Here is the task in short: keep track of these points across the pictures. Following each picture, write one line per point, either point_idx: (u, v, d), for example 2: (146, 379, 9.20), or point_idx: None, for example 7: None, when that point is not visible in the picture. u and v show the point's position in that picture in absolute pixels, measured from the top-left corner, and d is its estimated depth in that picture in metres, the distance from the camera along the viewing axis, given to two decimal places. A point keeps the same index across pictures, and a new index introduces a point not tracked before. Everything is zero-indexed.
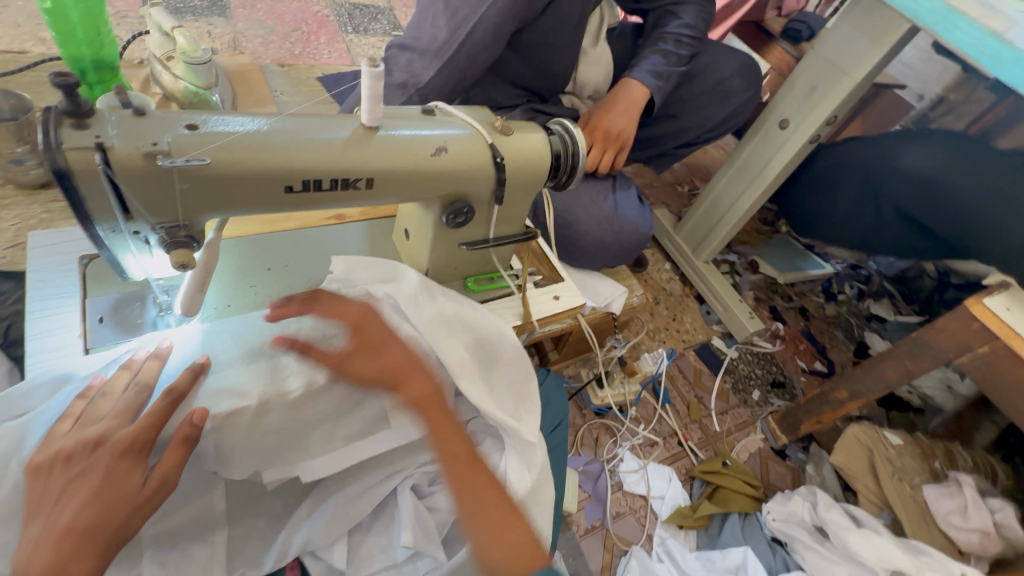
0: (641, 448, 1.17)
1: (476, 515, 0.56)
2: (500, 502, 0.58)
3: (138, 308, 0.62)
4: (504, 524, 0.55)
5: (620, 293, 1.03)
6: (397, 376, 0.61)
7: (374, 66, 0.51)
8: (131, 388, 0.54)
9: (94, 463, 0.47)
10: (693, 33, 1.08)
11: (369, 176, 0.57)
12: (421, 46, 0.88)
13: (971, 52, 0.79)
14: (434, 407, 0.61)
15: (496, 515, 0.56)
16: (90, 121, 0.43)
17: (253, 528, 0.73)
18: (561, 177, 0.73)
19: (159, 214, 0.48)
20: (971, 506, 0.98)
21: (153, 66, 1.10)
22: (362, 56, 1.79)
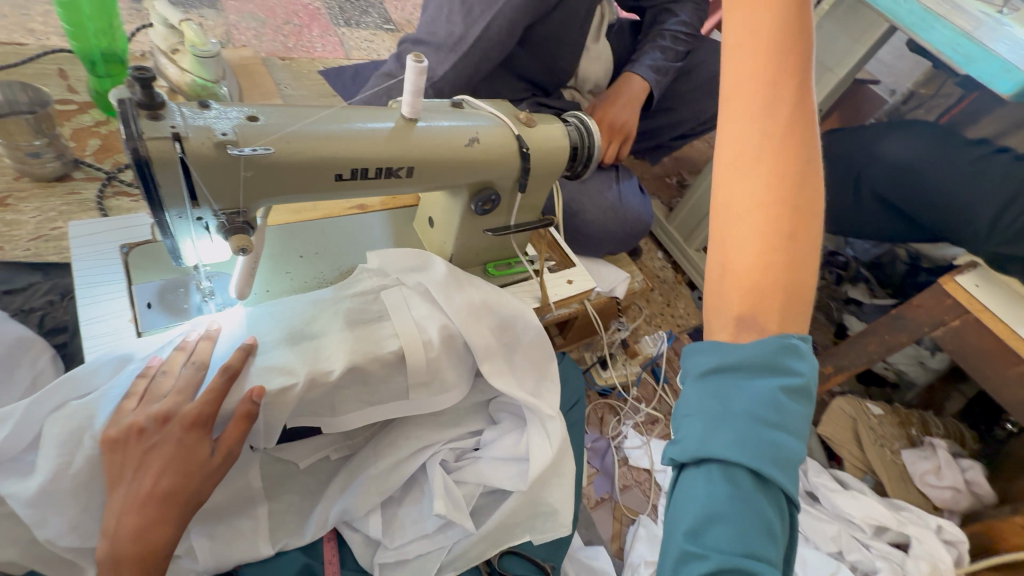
0: (643, 425, 1.24)
1: (733, 249, 0.44)
2: (789, 283, 0.43)
3: (182, 294, 0.65)
4: (766, 300, 0.42)
5: (623, 279, 1.09)
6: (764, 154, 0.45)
7: (418, 62, 0.54)
8: (188, 366, 0.57)
9: (163, 435, 0.52)
10: (689, 30, 1.14)
11: (409, 164, 0.60)
12: (436, 40, 0.91)
13: (946, 51, 0.88)
14: (774, 175, 0.44)
15: (762, 288, 0.42)
16: (163, 113, 0.46)
17: (290, 504, 0.76)
18: (578, 167, 0.77)
19: (222, 200, 0.51)
20: (944, 466, 1.09)
21: (156, 59, 1.10)
22: (356, 49, 1.79)
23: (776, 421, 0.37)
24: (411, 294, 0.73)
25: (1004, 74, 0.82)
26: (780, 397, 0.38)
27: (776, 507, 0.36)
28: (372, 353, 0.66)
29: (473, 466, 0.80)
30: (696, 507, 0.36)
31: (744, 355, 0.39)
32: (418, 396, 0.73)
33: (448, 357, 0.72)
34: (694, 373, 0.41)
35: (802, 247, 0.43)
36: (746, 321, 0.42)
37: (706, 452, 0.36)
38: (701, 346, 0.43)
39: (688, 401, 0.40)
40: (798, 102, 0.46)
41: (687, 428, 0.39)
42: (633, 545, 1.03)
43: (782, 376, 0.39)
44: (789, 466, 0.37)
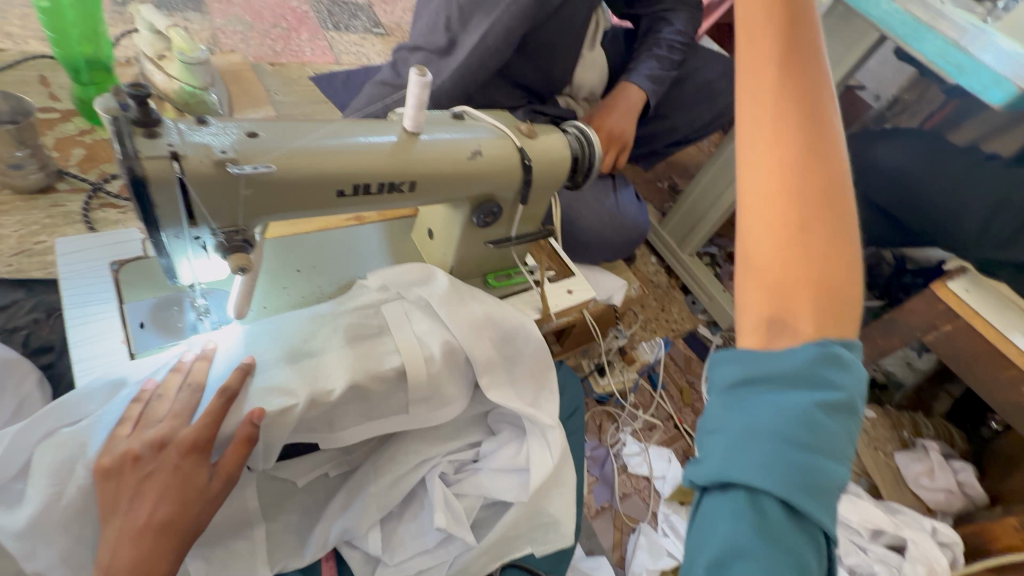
0: (641, 432, 1.24)
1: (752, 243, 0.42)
2: (811, 279, 0.40)
3: (177, 313, 0.63)
4: (795, 297, 0.39)
5: (620, 286, 1.09)
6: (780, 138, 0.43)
7: (423, 75, 0.53)
8: (184, 389, 0.55)
9: (160, 462, 0.50)
10: (684, 38, 1.14)
11: (412, 179, 0.59)
12: (432, 49, 0.90)
13: (939, 62, 0.89)
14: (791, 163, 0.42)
15: (786, 285, 0.40)
16: (160, 131, 0.44)
17: (289, 523, 0.75)
18: (578, 178, 0.77)
19: (220, 219, 0.49)
20: (937, 468, 1.11)
21: (143, 66, 1.07)
22: (346, 53, 1.77)
23: (810, 442, 0.34)
24: (412, 308, 0.71)
25: (994, 85, 0.83)
26: (815, 414, 0.35)
27: (807, 535, 0.34)
28: (372, 370, 0.64)
29: (473, 477, 0.79)
30: (718, 533, 0.34)
31: (774, 368, 0.37)
32: (419, 412, 0.71)
33: (448, 372, 0.71)
34: (720, 386, 0.39)
35: (829, 240, 0.41)
36: (775, 322, 0.39)
37: (730, 477, 0.34)
38: (727, 357, 0.40)
39: (713, 418, 0.38)
40: (812, 93, 0.44)
41: (710, 447, 0.37)
42: (634, 554, 1.03)
43: (818, 390, 0.36)
44: (823, 490, 0.34)
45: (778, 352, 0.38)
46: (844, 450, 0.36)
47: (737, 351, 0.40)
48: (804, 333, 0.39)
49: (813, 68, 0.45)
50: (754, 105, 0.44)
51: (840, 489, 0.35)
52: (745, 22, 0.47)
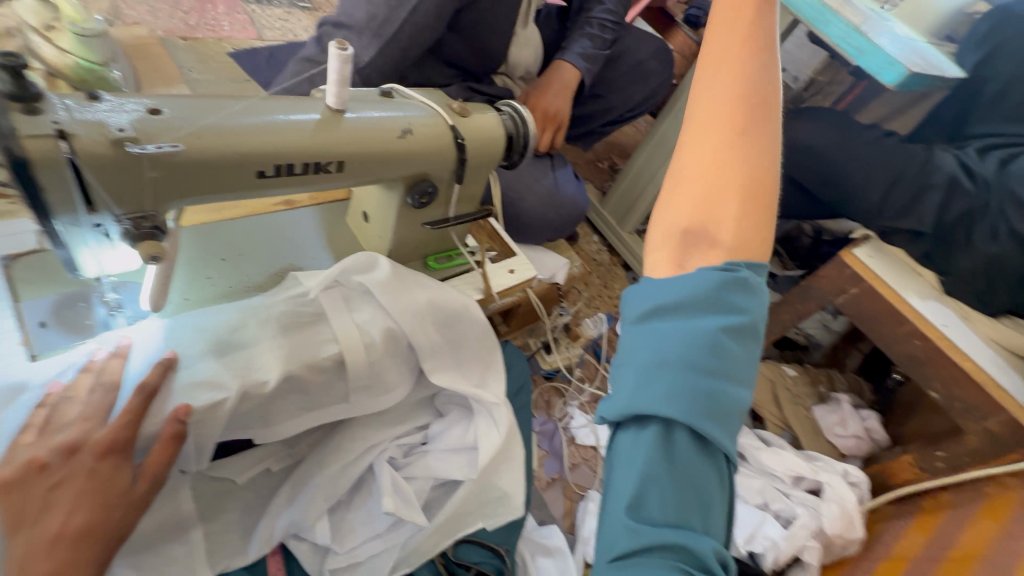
0: (588, 404, 1.28)
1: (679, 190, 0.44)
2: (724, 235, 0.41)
3: (84, 308, 0.58)
4: (703, 244, 0.41)
5: (562, 265, 1.12)
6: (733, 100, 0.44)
7: (342, 48, 0.51)
8: (97, 390, 0.51)
9: (73, 469, 0.47)
10: (615, 18, 1.16)
11: (339, 159, 0.57)
12: (359, 23, 0.86)
13: (841, 44, 0.96)
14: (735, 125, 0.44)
15: (698, 233, 0.42)
16: (41, 107, 0.40)
17: (229, 521, 0.72)
18: (513, 156, 0.77)
19: (125, 204, 0.45)
20: (848, 418, 1.23)
21: (25, 37, 0.95)
22: (269, 28, 1.66)
23: (712, 366, 0.36)
24: (350, 295, 0.70)
25: (887, 66, 0.91)
26: (719, 339, 0.36)
27: (712, 456, 0.35)
28: (308, 359, 0.63)
29: (422, 460, 0.79)
30: (630, 462, 0.35)
31: (682, 297, 0.38)
32: (360, 399, 0.71)
33: (389, 357, 0.71)
34: (634, 318, 0.40)
35: (753, 160, 0.43)
36: (690, 234, 0.42)
37: (639, 400, 0.36)
38: (642, 290, 0.41)
39: (626, 351, 0.39)
40: (768, 34, 0.47)
41: (622, 380, 0.38)
42: (583, 520, 1.07)
43: (723, 315, 0.37)
44: (725, 411, 0.36)
45: (687, 277, 0.39)
46: (746, 371, 0.38)
47: (654, 275, 0.42)
48: (718, 243, 0.41)
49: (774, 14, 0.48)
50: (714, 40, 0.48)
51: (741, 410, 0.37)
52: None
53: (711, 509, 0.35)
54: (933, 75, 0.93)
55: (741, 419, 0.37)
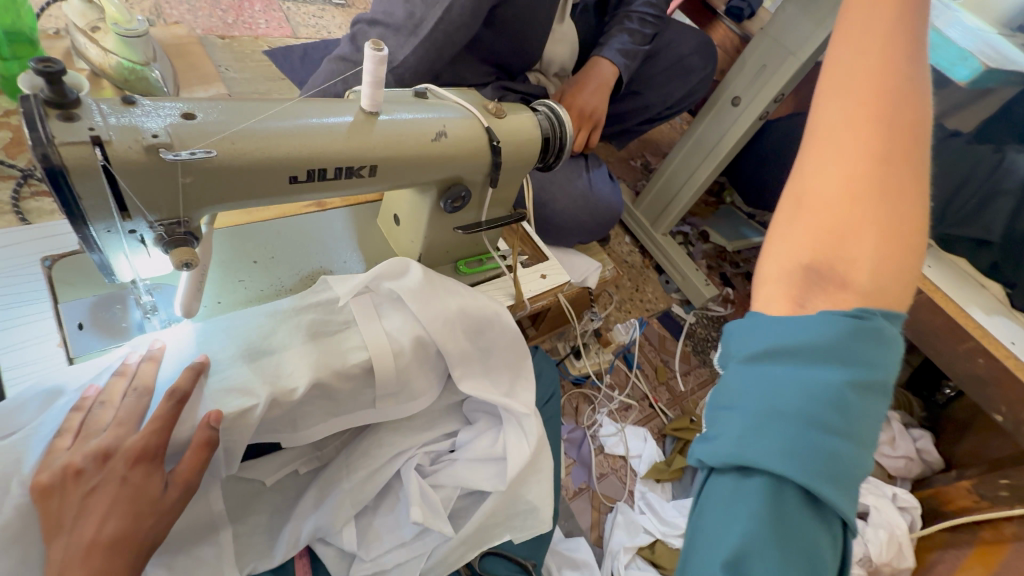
0: (617, 412, 1.25)
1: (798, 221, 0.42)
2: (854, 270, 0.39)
3: (120, 311, 0.59)
4: (831, 276, 0.40)
5: (594, 269, 1.08)
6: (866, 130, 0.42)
7: (377, 49, 0.50)
8: (130, 394, 0.51)
9: (106, 475, 0.46)
10: (656, 12, 1.11)
11: (372, 163, 0.55)
12: (395, 22, 0.84)
13: None
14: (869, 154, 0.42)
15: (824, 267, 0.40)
16: (78, 113, 0.39)
17: (257, 524, 0.72)
18: (549, 159, 0.74)
19: (158, 210, 0.45)
20: (897, 437, 1.15)
21: (74, 38, 0.97)
22: (304, 26, 1.67)
23: (834, 424, 0.35)
24: (381, 302, 0.69)
25: (960, 61, 0.83)
26: (844, 394, 0.35)
27: (823, 517, 0.35)
28: (336, 366, 0.61)
29: (449, 468, 0.77)
30: (733, 511, 0.35)
31: (803, 343, 0.37)
32: (387, 405, 0.69)
33: (417, 364, 0.69)
34: (745, 360, 0.39)
35: (893, 193, 0.41)
36: (815, 271, 0.40)
37: (752, 455, 0.35)
38: (756, 328, 0.40)
39: (733, 393, 0.38)
40: (912, 62, 0.45)
41: (728, 425, 0.37)
42: (612, 531, 1.05)
43: (848, 367, 0.36)
44: (846, 475, 0.35)
45: (808, 318, 0.38)
46: (871, 428, 0.37)
47: (767, 313, 0.41)
48: (851, 281, 0.39)
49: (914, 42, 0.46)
50: (847, 67, 0.46)
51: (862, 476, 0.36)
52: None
53: (817, 570, 0.34)
54: (1012, 70, 0.85)
55: (861, 480, 0.36)
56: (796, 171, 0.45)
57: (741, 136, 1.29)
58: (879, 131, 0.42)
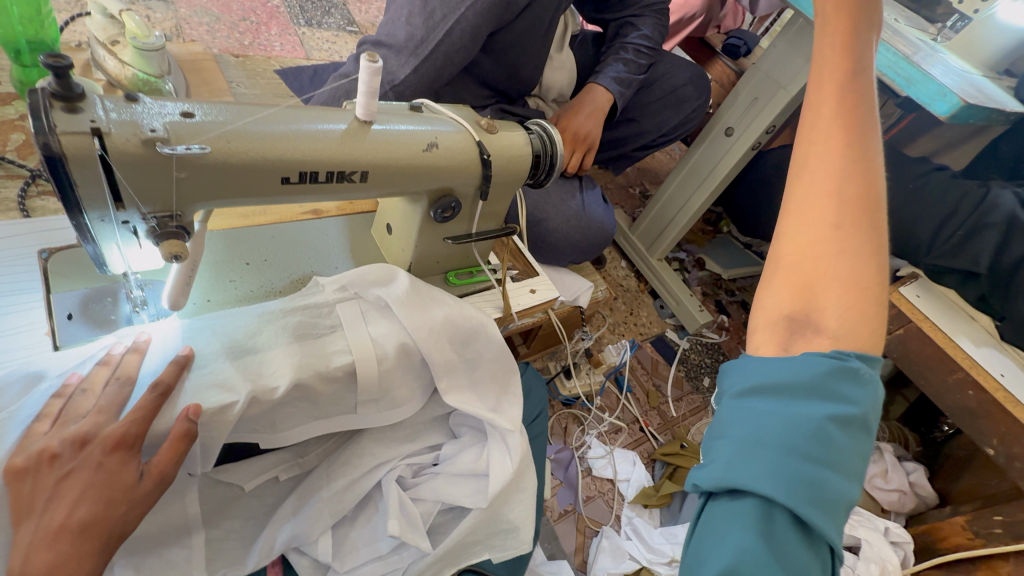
0: (607, 435, 1.24)
1: (776, 280, 0.45)
2: (830, 324, 0.41)
3: (110, 305, 0.60)
4: (808, 329, 0.42)
5: (586, 288, 1.09)
6: (830, 192, 0.45)
7: (373, 60, 0.52)
8: (112, 383, 0.52)
9: (80, 461, 0.46)
10: (651, 44, 1.16)
11: (363, 169, 0.58)
12: (396, 42, 0.88)
13: (890, 73, 0.92)
14: (834, 214, 0.44)
15: (800, 323, 0.42)
16: (82, 105, 0.41)
17: (231, 530, 0.71)
18: (540, 175, 0.76)
19: (152, 202, 0.47)
20: (891, 469, 1.13)
21: (94, 50, 1.02)
22: (318, 50, 1.74)
23: (817, 455, 0.35)
24: (368, 308, 0.69)
25: (941, 97, 0.87)
26: (826, 426, 0.36)
27: (813, 547, 0.35)
28: (317, 367, 0.62)
29: (430, 482, 0.76)
30: (724, 535, 0.35)
31: (787, 379, 0.38)
32: (368, 411, 0.70)
33: (401, 371, 0.70)
34: (733, 395, 0.40)
35: (861, 248, 0.43)
36: (796, 320, 0.42)
37: (739, 480, 0.35)
38: (742, 369, 0.42)
39: (723, 425, 0.39)
40: (868, 120, 0.48)
41: (718, 452, 0.38)
42: (596, 556, 1.03)
43: (830, 403, 0.37)
44: (832, 505, 0.35)
45: (792, 359, 0.40)
46: (856, 465, 0.37)
47: (753, 357, 0.43)
48: (829, 327, 0.41)
49: (871, 98, 0.49)
50: (811, 126, 0.49)
51: (849, 506, 0.36)
52: (817, 58, 0.51)
53: None
54: (992, 108, 0.88)
55: (847, 516, 0.36)
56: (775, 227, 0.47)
57: (734, 165, 1.32)
58: (841, 192, 0.45)
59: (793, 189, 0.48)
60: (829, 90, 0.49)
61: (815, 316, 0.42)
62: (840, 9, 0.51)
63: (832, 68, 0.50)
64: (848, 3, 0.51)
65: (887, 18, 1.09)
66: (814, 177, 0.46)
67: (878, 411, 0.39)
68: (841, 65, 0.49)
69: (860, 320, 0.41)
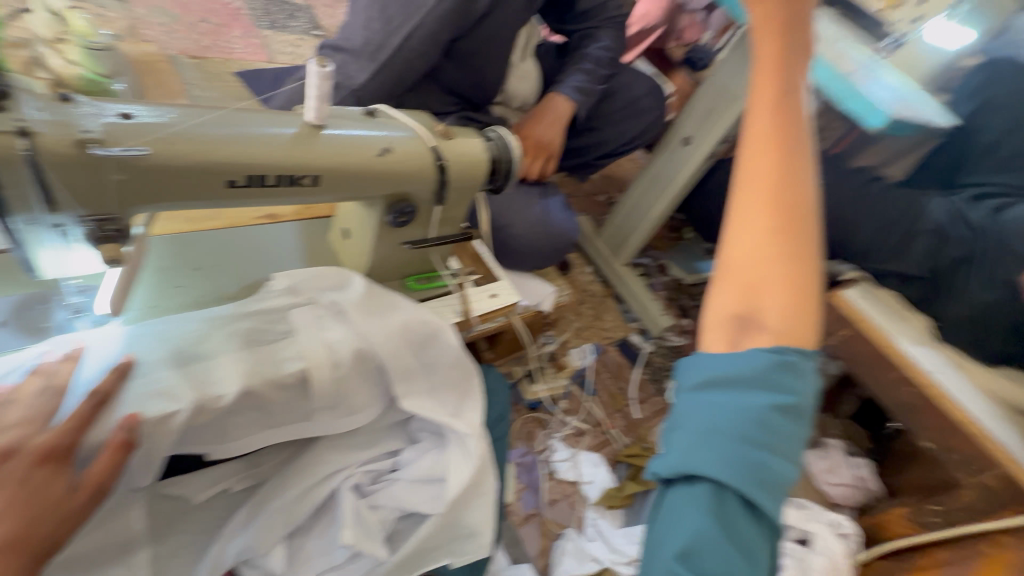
0: (571, 438, 1.25)
1: (723, 282, 0.46)
2: (773, 324, 0.42)
3: (42, 311, 0.58)
4: (753, 328, 0.43)
5: (550, 293, 1.13)
6: (770, 197, 0.46)
7: (321, 66, 0.53)
8: (42, 394, 0.49)
9: (5, 475, 0.44)
10: (610, 55, 1.19)
11: (315, 173, 0.57)
12: (354, 47, 0.88)
13: (830, 87, 0.97)
14: (774, 219, 0.46)
15: (745, 324, 0.43)
16: (9, 105, 0.40)
17: (180, 544, 0.69)
18: (497, 181, 0.77)
19: (87, 205, 0.45)
20: (840, 464, 1.18)
21: (37, 48, 0.98)
22: (282, 53, 1.72)
23: (763, 442, 0.38)
24: (323, 313, 0.69)
25: (875, 110, 0.92)
26: (771, 415, 0.38)
27: (760, 525, 0.38)
28: (269, 374, 0.61)
29: (388, 488, 0.76)
30: (681, 520, 0.37)
31: (736, 372, 0.40)
32: (323, 418, 0.69)
33: (357, 377, 0.69)
34: (687, 388, 0.42)
35: (798, 250, 0.45)
36: (741, 318, 0.43)
37: (695, 470, 0.37)
38: (695, 362, 0.44)
39: (679, 417, 0.41)
40: (800, 132, 0.50)
41: (673, 443, 0.40)
42: (560, 559, 1.05)
43: (774, 392, 0.39)
44: (776, 485, 0.38)
45: (739, 354, 0.41)
46: (797, 448, 0.40)
47: (703, 354, 0.44)
48: (770, 324, 0.42)
49: (800, 111, 0.52)
50: (749, 135, 0.51)
51: (791, 484, 0.39)
52: (754, 71, 0.54)
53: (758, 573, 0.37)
54: (922, 122, 0.94)
55: (789, 494, 0.39)
56: (720, 230, 0.49)
57: (693, 173, 1.36)
58: (779, 198, 0.46)
59: (735, 194, 0.49)
60: (763, 101, 0.51)
61: (759, 318, 0.43)
62: (770, 29, 0.54)
63: (766, 82, 0.52)
64: (776, 24, 0.54)
65: (831, 35, 1.15)
66: (752, 183, 0.48)
67: (816, 396, 0.42)
68: (772, 80, 0.52)
69: (799, 319, 0.43)
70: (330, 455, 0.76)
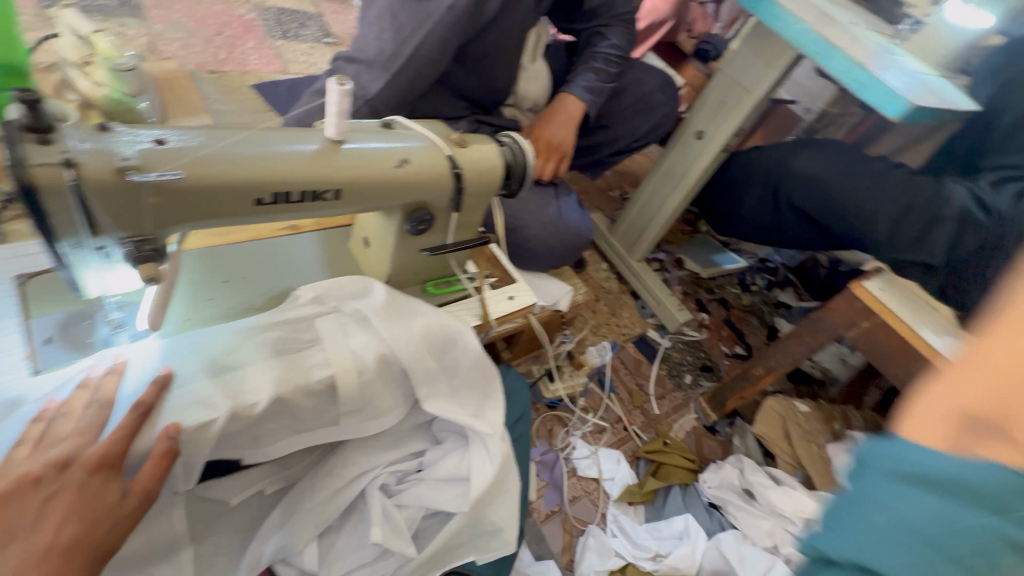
0: (591, 435, 1.26)
1: (968, 372, 0.36)
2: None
3: (88, 327, 0.60)
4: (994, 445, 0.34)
5: (566, 292, 1.13)
6: None
7: (341, 84, 0.54)
8: (92, 406, 0.52)
9: (63, 483, 0.47)
10: (620, 52, 1.19)
11: (337, 187, 0.59)
12: (368, 58, 0.90)
13: (844, 78, 0.97)
14: None
15: (986, 437, 0.34)
16: (53, 137, 0.43)
17: (219, 544, 0.72)
18: (512, 185, 0.78)
19: (126, 228, 0.48)
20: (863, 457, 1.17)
21: (66, 72, 1.02)
22: (294, 62, 1.75)
23: (971, 564, 0.33)
24: (347, 321, 0.71)
25: (892, 100, 0.91)
26: (993, 539, 0.33)
27: None
28: (298, 381, 0.63)
29: (414, 488, 0.78)
30: None
31: (956, 480, 0.34)
32: (350, 422, 0.71)
33: (381, 382, 0.71)
34: (880, 471, 0.37)
35: None
36: (983, 424, 0.34)
37: (864, 560, 0.35)
38: (893, 445, 0.38)
39: (859, 495, 0.38)
40: None
41: (847, 525, 0.37)
42: (583, 555, 1.05)
43: (998, 518, 0.33)
44: None
45: (967, 460, 0.34)
46: None
47: (906, 441, 0.38)
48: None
49: None
50: None
51: None
52: None
53: None
54: (942, 108, 0.92)
55: None
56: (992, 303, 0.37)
57: (706, 167, 1.35)
58: None
59: None
60: None
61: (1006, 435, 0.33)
62: None
63: None
64: None
65: (845, 21, 1.13)
66: None
67: None
68: None
69: None
70: (353, 454, 0.78)
